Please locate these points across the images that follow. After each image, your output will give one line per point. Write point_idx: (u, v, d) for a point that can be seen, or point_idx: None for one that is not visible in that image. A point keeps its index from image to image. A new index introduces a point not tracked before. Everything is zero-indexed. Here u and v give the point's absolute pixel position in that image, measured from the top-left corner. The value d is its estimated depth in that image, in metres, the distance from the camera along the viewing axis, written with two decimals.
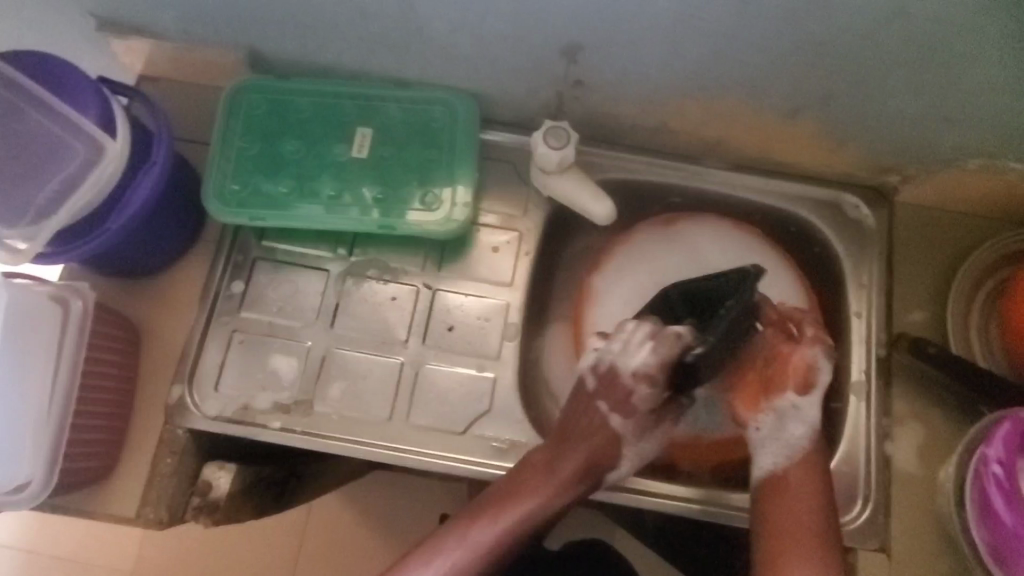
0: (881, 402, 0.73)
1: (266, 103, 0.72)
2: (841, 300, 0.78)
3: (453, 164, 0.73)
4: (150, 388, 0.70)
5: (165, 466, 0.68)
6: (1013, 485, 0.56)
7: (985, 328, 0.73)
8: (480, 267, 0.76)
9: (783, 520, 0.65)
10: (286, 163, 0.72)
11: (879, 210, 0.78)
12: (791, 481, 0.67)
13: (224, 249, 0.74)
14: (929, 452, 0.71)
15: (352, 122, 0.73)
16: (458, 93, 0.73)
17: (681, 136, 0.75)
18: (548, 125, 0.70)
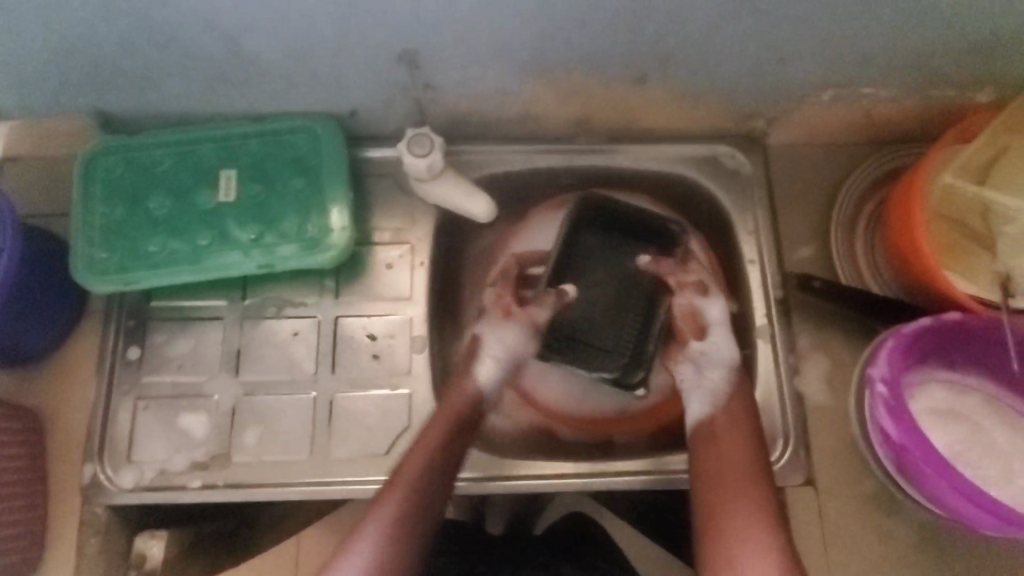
0: (787, 341, 0.74)
1: (123, 163, 0.71)
2: (735, 249, 0.79)
3: (323, 190, 0.72)
4: (62, 471, 0.69)
5: (91, 547, 0.67)
6: (897, 402, 0.57)
7: (871, 253, 0.75)
8: (378, 285, 0.76)
9: (717, 460, 0.66)
10: (154, 220, 0.71)
11: (754, 155, 0.80)
12: (721, 428, 0.68)
13: (113, 318, 0.73)
14: (838, 380, 0.73)
15: (215, 166, 0.72)
16: (316, 117, 0.72)
17: (548, 120, 0.76)
18: (409, 135, 0.70)
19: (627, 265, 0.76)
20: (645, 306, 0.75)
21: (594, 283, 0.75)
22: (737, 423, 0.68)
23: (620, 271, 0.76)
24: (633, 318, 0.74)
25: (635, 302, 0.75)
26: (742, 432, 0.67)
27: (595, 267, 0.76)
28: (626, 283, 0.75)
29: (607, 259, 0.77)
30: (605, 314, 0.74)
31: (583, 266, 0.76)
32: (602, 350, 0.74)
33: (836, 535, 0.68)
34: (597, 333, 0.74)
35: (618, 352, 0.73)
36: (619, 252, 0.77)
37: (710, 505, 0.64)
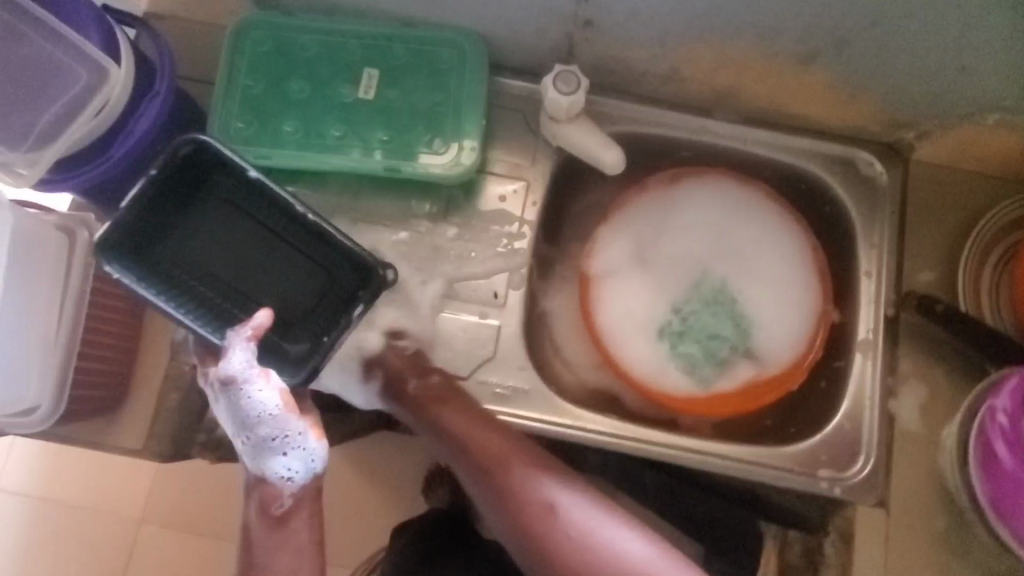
0: (887, 360, 0.72)
1: (273, 41, 0.72)
2: (853, 258, 0.77)
3: (460, 107, 0.72)
4: (154, 325, 0.70)
5: (171, 402, 0.68)
6: (1019, 434, 0.55)
7: (995, 291, 0.72)
8: (487, 216, 0.76)
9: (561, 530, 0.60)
10: (292, 104, 0.71)
11: (892, 168, 0.77)
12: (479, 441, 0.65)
13: None
14: (934, 410, 0.70)
15: (359, 63, 0.72)
16: (468, 35, 0.72)
17: (693, 86, 0.74)
18: (558, 69, 0.68)
19: (216, 251, 0.64)
20: (318, 253, 0.65)
21: (240, 272, 0.64)
22: (518, 460, 0.64)
23: (237, 197, 0.64)
24: (292, 256, 0.65)
25: (272, 254, 0.65)
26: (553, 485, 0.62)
27: (202, 244, 0.64)
28: (265, 222, 0.65)
29: (209, 220, 0.64)
30: (307, 299, 0.65)
31: (207, 258, 0.63)
32: (333, 309, 0.65)
33: (898, 562, 0.67)
34: (294, 312, 0.65)
35: (341, 285, 0.65)
36: (236, 202, 0.64)
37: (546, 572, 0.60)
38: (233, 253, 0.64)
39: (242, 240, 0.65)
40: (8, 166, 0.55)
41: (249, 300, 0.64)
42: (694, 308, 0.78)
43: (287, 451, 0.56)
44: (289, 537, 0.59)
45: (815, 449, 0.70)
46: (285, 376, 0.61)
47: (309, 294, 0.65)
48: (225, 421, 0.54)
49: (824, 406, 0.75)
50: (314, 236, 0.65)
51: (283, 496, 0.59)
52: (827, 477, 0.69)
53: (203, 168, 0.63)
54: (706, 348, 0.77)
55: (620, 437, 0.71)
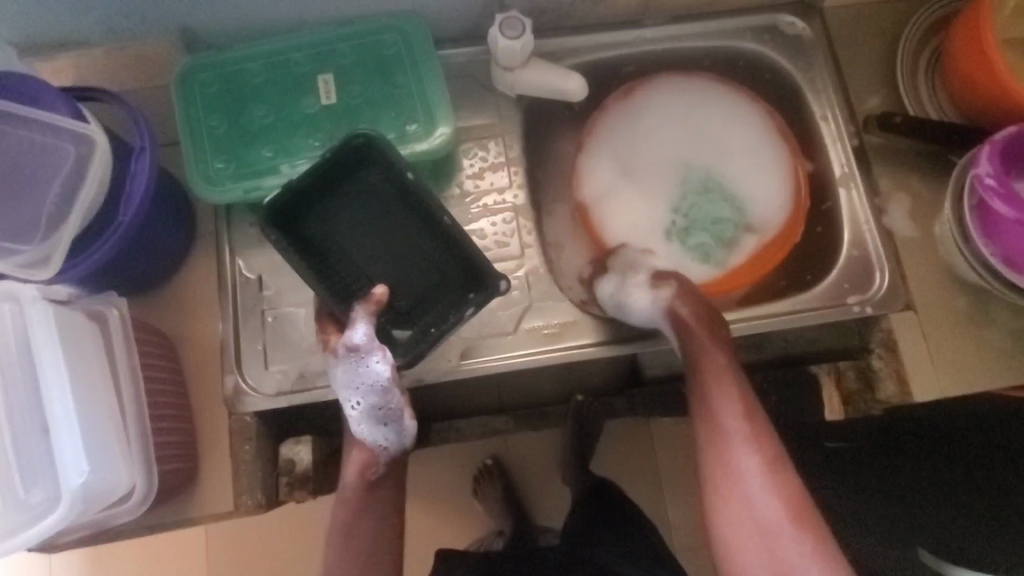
0: (868, 185, 0.79)
1: (221, 78, 0.71)
2: (806, 110, 0.84)
3: (421, 83, 0.73)
4: (204, 387, 0.70)
5: (246, 453, 0.68)
6: (1008, 190, 0.62)
7: (935, 94, 0.80)
8: (477, 180, 0.78)
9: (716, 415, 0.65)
10: (259, 130, 0.70)
11: (812, 20, 0.84)
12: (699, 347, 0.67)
13: (225, 239, 0.73)
14: (921, 211, 0.78)
15: (311, 73, 0.72)
16: (405, 16, 0.73)
17: (620, 1, 0.79)
18: (501, 17, 0.71)
19: (353, 231, 0.68)
20: (446, 250, 0.67)
21: (369, 253, 0.68)
22: (717, 350, 0.67)
23: (379, 188, 0.69)
24: (421, 248, 0.68)
25: (405, 242, 0.68)
26: (734, 391, 0.66)
27: (342, 226, 0.68)
28: (397, 212, 0.69)
29: (354, 199, 0.68)
30: (430, 287, 0.67)
31: (341, 238, 0.68)
32: (447, 307, 0.66)
33: (938, 350, 0.74)
34: (408, 293, 0.67)
35: (453, 287, 0.67)
36: (376, 192, 0.68)
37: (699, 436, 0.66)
38: (381, 226, 0.69)
39: (375, 224, 0.68)
40: (28, 260, 0.55)
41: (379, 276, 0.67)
42: (696, 199, 0.84)
43: (387, 424, 0.66)
44: (374, 503, 0.70)
45: (837, 282, 0.77)
46: (400, 356, 0.65)
47: (428, 288, 0.67)
48: (341, 390, 0.64)
49: (828, 245, 0.82)
50: (445, 237, 0.68)
51: (379, 460, 0.69)
52: (857, 301, 0.76)
53: (348, 161, 0.68)
54: (713, 232, 0.83)
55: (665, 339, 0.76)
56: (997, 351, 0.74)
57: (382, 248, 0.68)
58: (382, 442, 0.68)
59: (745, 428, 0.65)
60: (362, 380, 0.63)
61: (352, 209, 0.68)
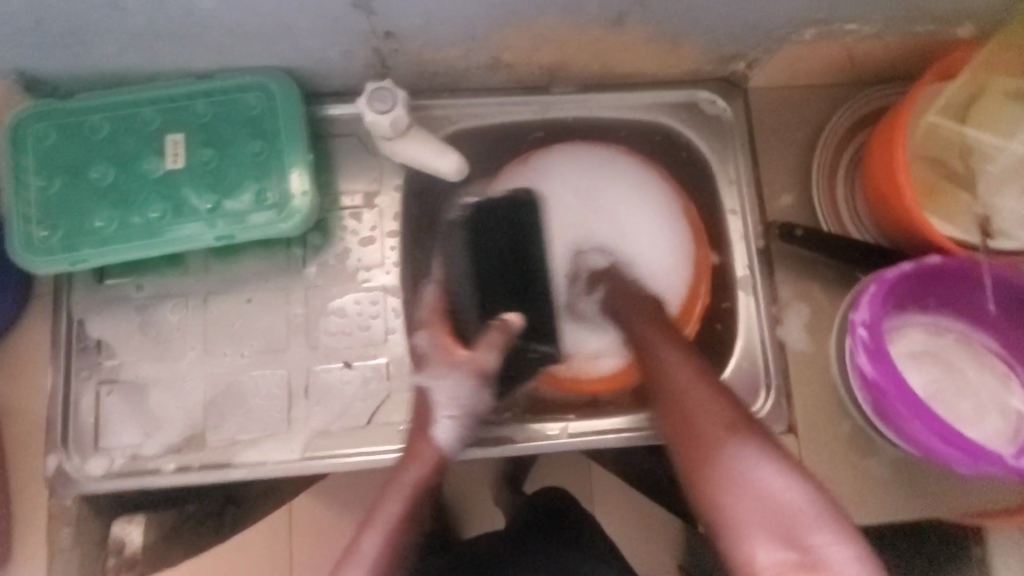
0: (768, 291, 0.74)
1: (57, 130, 0.64)
2: (718, 199, 0.78)
3: (282, 152, 0.67)
4: (26, 463, 0.65)
5: (63, 539, 0.64)
6: (878, 345, 0.57)
7: (851, 199, 0.74)
8: (347, 253, 0.72)
9: (707, 450, 0.54)
10: (99, 193, 0.64)
11: (735, 101, 0.77)
12: (690, 400, 0.58)
13: (62, 304, 0.68)
14: (819, 326, 0.72)
15: (163, 129, 0.66)
16: (272, 74, 0.66)
17: (520, 68, 0.72)
18: (370, 88, 0.64)
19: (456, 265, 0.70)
20: (531, 312, 0.71)
21: (466, 277, 0.69)
22: (719, 403, 0.57)
23: (490, 233, 0.70)
24: (516, 301, 0.70)
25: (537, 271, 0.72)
26: (752, 449, 0.52)
27: (457, 260, 0.70)
28: (504, 252, 0.70)
29: (487, 233, 0.71)
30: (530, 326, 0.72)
31: (461, 266, 0.69)
32: (513, 360, 0.71)
33: (814, 479, 0.70)
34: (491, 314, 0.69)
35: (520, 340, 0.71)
36: (508, 219, 0.72)
37: (711, 491, 0.51)
38: (500, 268, 0.70)
39: (473, 266, 0.69)
40: None
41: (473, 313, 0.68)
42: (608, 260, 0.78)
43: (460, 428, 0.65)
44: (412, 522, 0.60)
45: None
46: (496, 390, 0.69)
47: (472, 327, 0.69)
48: (442, 397, 0.65)
49: (722, 346, 0.77)
50: (538, 296, 0.71)
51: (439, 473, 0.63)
52: None
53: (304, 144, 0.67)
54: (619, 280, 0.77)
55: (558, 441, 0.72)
56: (874, 484, 0.70)
57: (474, 285, 0.69)
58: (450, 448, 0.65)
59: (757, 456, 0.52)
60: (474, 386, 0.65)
61: (480, 243, 0.70)
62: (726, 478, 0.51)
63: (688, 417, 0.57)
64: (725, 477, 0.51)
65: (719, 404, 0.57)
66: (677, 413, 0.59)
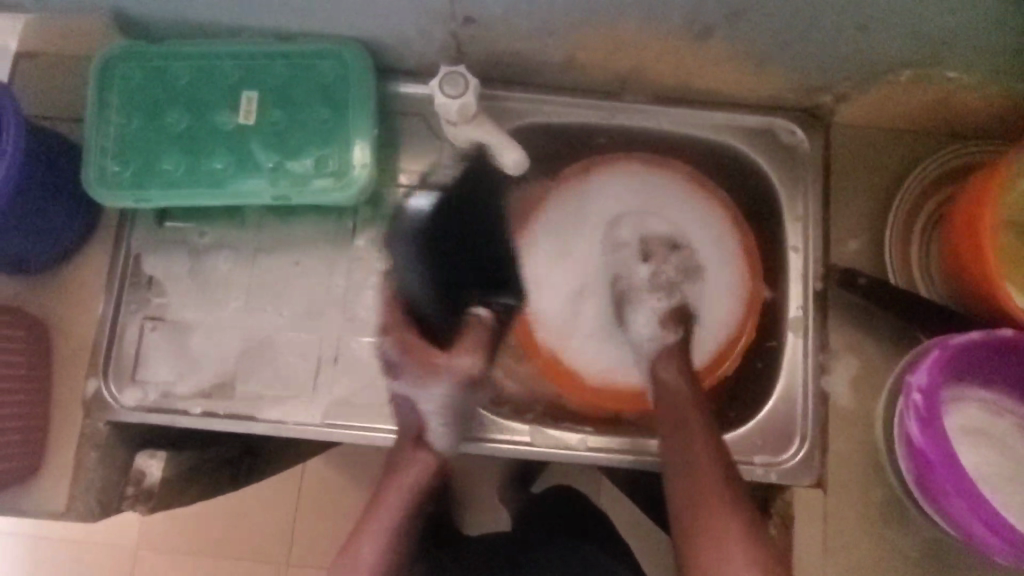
0: (818, 337, 0.71)
1: (142, 73, 0.67)
2: (779, 234, 0.75)
3: (348, 124, 0.68)
4: (67, 383, 0.69)
5: (89, 461, 0.67)
6: (932, 413, 0.54)
7: (924, 254, 0.70)
8: (396, 232, 0.73)
9: (692, 493, 0.62)
10: (173, 138, 0.67)
11: (814, 134, 0.74)
12: (692, 438, 0.65)
13: (124, 238, 0.71)
14: (868, 383, 0.68)
15: (239, 85, 0.68)
16: (349, 44, 0.67)
17: (595, 71, 0.70)
18: (443, 72, 0.64)
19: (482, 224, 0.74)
20: None
21: None
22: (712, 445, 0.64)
23: None
24: None
25: None
26: (739, 524, 0.59)
27: None
28: None
29: None
30: None
31: None
32: None
33: (837, 540, 0.66)
34: None
35: None
36: None
37: (688, 537, 0.60)
38: None
39: None
40: None
41: (472, 291, 0.72)
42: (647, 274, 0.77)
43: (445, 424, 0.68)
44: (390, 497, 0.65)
45: (751, 435, 0.70)
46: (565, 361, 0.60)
47: (501, 287, 0.75)
48: (431, 405, 0.68)
49: (760, 386, 0.74)
50: None
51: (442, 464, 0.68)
52: (762, 463, 0.69)
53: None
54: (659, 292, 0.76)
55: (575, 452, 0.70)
56: (900, 558, 0.66)
57: None
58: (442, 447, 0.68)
59: (736, 518, 0.59)
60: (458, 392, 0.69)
61: None
62: (703, 514, 0.60)
63: (683, 455, 0.64)
64: (704, 514, 0.60)
65: (722, 474, 0.62)
66: (679, 464, 0.64)
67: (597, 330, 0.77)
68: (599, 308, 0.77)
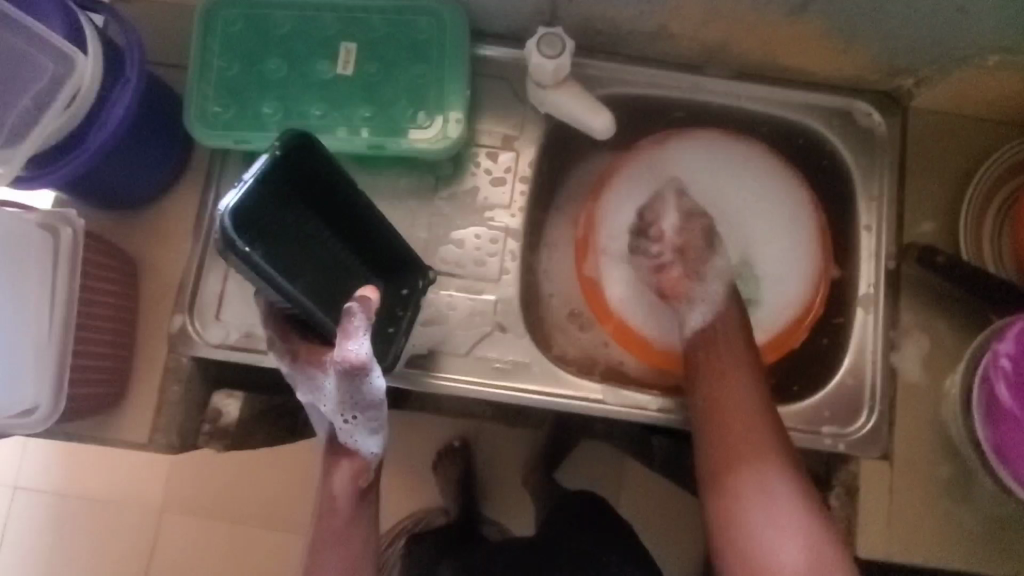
0: (889, 314, 0.72)
1: (245, 19, 0.69)
2: (852, 213, 0.76)
3: (443, 79, 0.69)
4: (153, 319, 0.70)
5: (172, 394, 0.68)
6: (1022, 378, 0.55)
7: (997, 237, 0.71)
8: (477, 190, 0.74)
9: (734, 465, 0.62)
10: (270, 83, 0.68)
11: (891, 117, 0.75)
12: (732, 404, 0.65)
13: (212, 180, 0.72)
14: (937, 361, 0.70)
15: (338, 35, 0.69)
16: (449, 2, 0.69)
17: (683, 42, 0.72)
18: (543, 32, 0.66)
19: (342, 207, 0.64)
20: None
21: None
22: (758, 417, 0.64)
23: None
24: None
25: None
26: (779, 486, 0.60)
27: None
28: None
29: None
30: None
31: None
32: None
33: (901, 513, 0.67)
34: None
35: None
36: None
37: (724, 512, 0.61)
38: None
39: None
40: None
41: (357, 272, 0.67)
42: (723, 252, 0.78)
43: (362, 426, 0.63)
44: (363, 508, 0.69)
45: (818, 406, 0.71)
46: None
47: (405, 272, 0.66)
48: (330, 402, 0.61)
49: (827, 360, 0.76)
50: None
51: (369, 471, 0.68)
52: (831, 433, 0.70)
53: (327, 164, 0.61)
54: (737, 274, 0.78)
55: (647, 411, 0.72)
56: (963, 534, 0.67)
57: None
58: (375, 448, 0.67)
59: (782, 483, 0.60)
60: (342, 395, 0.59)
61: None
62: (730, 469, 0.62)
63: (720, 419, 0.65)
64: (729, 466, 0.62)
65: (761, 430, 0.64)
66: (719, 418, 0.65)
67: (663, 301, 0.78)
68: (665, 278, 0.78)
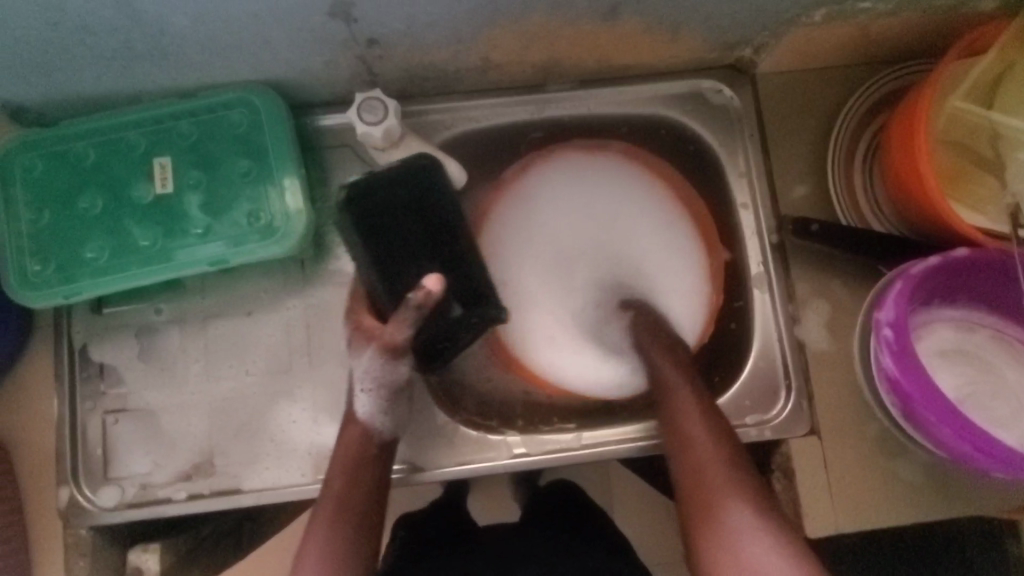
0: (784, 288, 0.71)
1: (45, 161, 0.64)
2: (726, 193, 0.75)
3: (272, 171, 0.65)
4: (38, 497, 0.66)
5: (79, 569, 0.65)
6: (904, 345, 0.56)
7: (870, 187, 0.70)
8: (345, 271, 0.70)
9: (692, 450, 0.57)
10: (90, 222, 0.64)
11: (741, 89, 0.73)
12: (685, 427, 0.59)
13: (63, 335, 0.68)
14: (840, 326, 0.69)
15: (148, 153, 0.65)
16: (257, 89, 0.64)
17: (512, 67, 0.68)
18: (360, 99, 0.62)
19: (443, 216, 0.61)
20: None
21: None
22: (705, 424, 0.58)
23: None
24: None
25: None
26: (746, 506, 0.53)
27: None
28: None
29: None
30: None
31: None
32: None
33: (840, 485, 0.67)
34: None
35: None
36: None
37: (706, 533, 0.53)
38: None
39: None
40: None
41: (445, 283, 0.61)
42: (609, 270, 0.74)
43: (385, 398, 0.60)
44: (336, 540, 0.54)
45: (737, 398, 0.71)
46: None
47: (485, 305, 0.60)
48: (363, 371, 0.60)
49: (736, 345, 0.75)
50: None
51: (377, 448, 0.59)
52: (754, 423, 0.70)
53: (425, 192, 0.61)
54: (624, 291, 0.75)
55: (574, 451, 0.70)
56: (907, 488, 0.66)
57: None
58: (383, 427, 0.61)
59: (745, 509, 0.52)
60: (391, 363, 0.59)
61: None
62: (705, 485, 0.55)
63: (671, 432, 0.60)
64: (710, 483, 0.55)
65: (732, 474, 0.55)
66: (689, 458, 0.57)
67: (607, 314, 0.74)
68: (603, 292, 0.74)
